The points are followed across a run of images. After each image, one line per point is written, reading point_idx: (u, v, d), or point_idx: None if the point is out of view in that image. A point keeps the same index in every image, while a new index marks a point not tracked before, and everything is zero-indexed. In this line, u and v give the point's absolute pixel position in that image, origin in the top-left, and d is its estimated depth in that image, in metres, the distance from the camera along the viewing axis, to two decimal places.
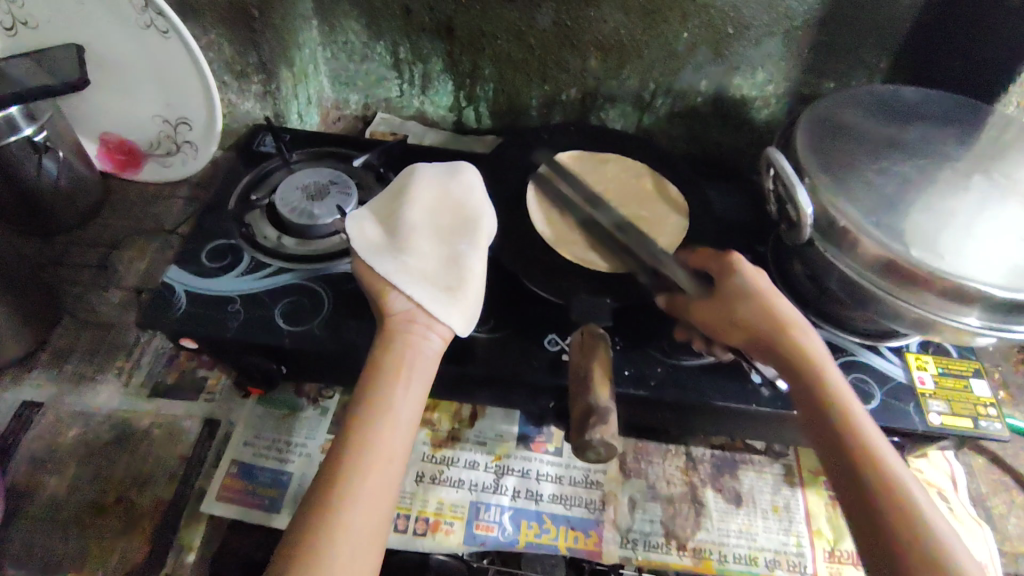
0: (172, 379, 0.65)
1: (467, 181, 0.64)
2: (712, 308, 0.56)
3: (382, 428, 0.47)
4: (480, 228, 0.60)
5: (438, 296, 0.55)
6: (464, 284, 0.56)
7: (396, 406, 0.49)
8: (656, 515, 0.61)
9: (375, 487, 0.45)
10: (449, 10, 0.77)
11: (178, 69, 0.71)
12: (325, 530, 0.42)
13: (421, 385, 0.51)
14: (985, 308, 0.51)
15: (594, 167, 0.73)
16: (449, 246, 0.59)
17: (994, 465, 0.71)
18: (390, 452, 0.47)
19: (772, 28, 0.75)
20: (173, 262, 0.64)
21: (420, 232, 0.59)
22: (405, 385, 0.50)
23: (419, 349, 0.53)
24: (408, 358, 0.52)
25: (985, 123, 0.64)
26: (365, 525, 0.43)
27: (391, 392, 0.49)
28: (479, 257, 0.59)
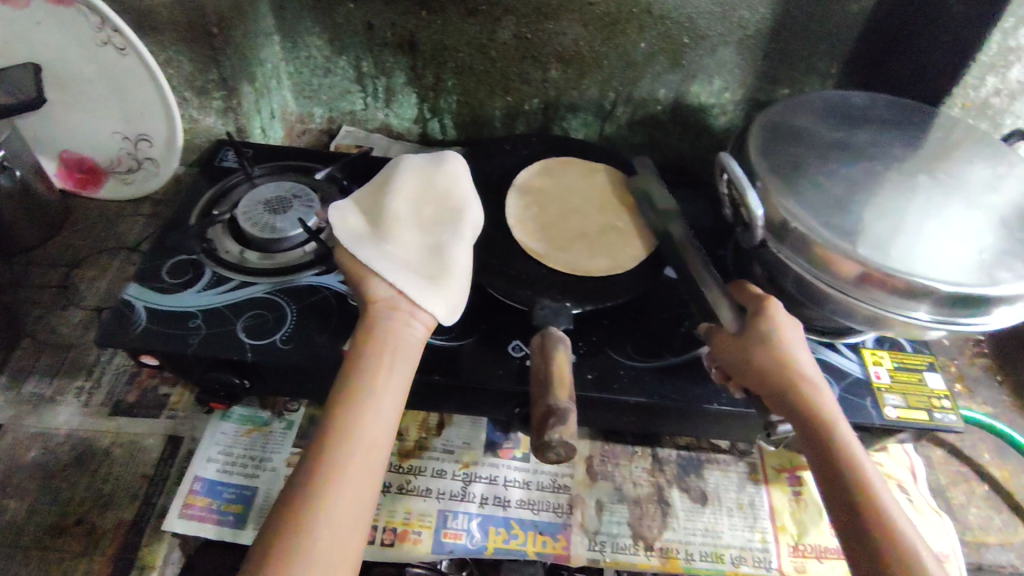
0: (133, 398, 0.64)
1: (452, 171, 0.64)
2: (738, 350, 0.55)
3: (366, 415, 0.47)
4: (464, 219, 0.61)
5: (422, 283, 0.56)
6: (447, 272, 0.57)
7: (379, 394, 0.49)
8: (624, 517, 0.61)
9: (360, 474, 0.45)
10: (411, 25, 0.78)
11: (137, 85, 0.71)
12: (308, 516, 0.42)
13: (404, 374, 0.51)
14: (930, 302, 0.53)
15: (581, 175, 0.75)
16: (433, 236, 0.60)
17: (953, 457, 0.72)
18: (374, 439, 0.47)
19: (727, 37, 0.77)
20: (134, 278, 0.63)
21: (403, 222, 0.60)
22: (388, 373, 0.50)
23: (402, 337, 0.53)
24: (391, 348, 0.52)
25: (929, 126, 0.66)
26: (348, 511, 0.43)
27: (375, 381, 0.50)
28: (462, 247, 0.59)
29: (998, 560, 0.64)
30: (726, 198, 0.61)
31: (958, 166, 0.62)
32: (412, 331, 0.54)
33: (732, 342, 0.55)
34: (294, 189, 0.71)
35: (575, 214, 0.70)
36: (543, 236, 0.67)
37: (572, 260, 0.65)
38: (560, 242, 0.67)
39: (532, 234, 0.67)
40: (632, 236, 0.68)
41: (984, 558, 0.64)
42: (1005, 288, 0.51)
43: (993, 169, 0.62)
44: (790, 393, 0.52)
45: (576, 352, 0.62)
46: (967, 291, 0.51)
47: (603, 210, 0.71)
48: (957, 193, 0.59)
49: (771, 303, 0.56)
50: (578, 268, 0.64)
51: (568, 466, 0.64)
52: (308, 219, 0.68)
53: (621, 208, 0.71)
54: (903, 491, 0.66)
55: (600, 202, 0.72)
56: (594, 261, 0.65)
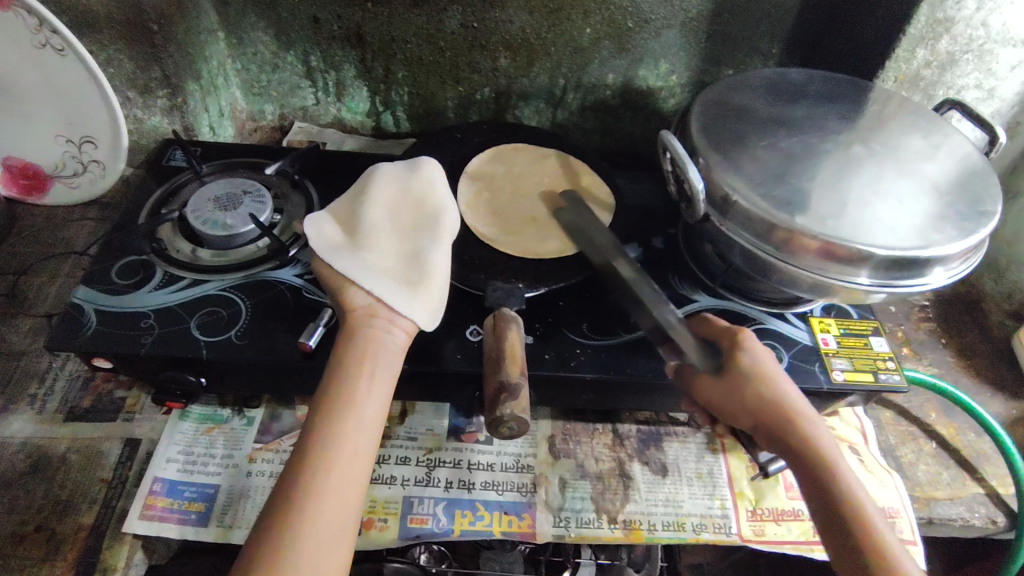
0: (88, 402, 0.63)
1: (428, 176, 0.64)
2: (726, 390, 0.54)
3: (347, 429, 0.47)
4: (442, 223, 0.61)
5: (400, 289, 0.55)
6: (425, 277, 0.57)
7: (359, 401, 0.49)
8: (587, 492, 0.63)
9: (342, 487, 0.45)
10: (357, 17, 0.78)
11: (79, 86, 0.69)
12: (290, 532, 0.42)
13: (387, 383, 0.52)
14: (866, 266, 0.55)
15: (534, 160, 0.76)
16: (410, 242, 0.60)
17: (902, 418, 0.74)
18: (357, 452, 0.47)
19: (669, 20, 0.79)
20: (82, 282, 0.62)
21: (380, 230, 0.60)
22: (369, 382, 0.50)
23: (383, 343, 0.53)
24: (374, 359, 0.52)
25: (863, 99, 0.68)
26: (332, 524, 0.44)
27: (358, 393, 0.49)
28: (439, 251, 0.59)
29: (948, 514, 0.66)
30: (670, 179, 0.62)
31: (892, 136, 0.64)
32: (395, 341, 0.54)
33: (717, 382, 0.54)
34: (244, 185, 0.70)
35: (525, 199, 0.71)
36: (494, 221, 0.68)
37: (522, 244, 0.66)
38: (511, 226, 0.68)
39: (482, 219, 0.68)
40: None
41: (935, 513, 0.66)
42: (936, 250, 0.54)
43: (926, 138, 0.64)
44: (781, 427, 0.53)
45: (532, 333, 0.62)
46: (900, 253, 0.53)
47: (554, 195, 0.72)
48: (890, 162, 0.61)
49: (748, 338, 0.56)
50: (527, 251, 0.65)
51: (531, 446, 0.65)
52: (260, 215, 0.67)
53: (572, 191, 0.73)
54: (854, 453, 0.68)
55: (552, 186, 0.73)
56: (543, 243, 0.66)
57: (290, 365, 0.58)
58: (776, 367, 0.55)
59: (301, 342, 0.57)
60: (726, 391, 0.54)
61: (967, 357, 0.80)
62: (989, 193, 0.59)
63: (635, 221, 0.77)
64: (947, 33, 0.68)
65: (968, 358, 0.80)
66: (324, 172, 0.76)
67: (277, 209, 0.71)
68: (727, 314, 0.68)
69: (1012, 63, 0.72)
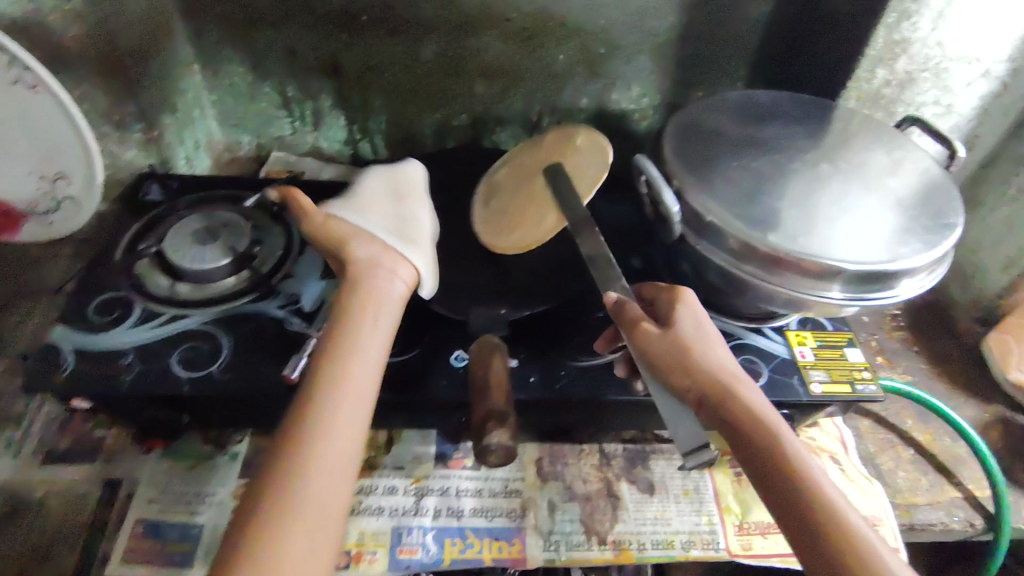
0: (66, 444, 0.62)
1: (411, 168, 0.72)
2: (661, 341, 0.49)
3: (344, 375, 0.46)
4: (424, 202, 0.68)
5: (400, 243, 0.60)
6: (422, 236, 0.62)
7: (365, 345, 0.49)
8: (576, 514, 0.63)
9: (346, 420, 0.44)
10: (333, 48, 0.79)
11: (52, 122, 0.67)
12: (295, 467, 0.40)
13: (379, 333, 0.51)
14: (837, 281, 0.56)
15: (536, 146, 0.72)
16: (401, 211, 0.65)
17: (880, 426, 0.76)
18: (354, 397, 0.45)
19: (639, 46, 0.81)
20: (58, 320, 0.62)
21: (370, 204, 0.65)
22: (372, 326, 0.51)
23: (387, 290, 0.54)
24: (366, 310, 0.52)
25: (829, 118, 0.71)
26: (333, 466, 0.41)
27: (354, 342, 0.49)
28: (428, 221, 0.65)
29: (928, 519, 0.67)
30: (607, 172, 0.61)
31: (858, 154, 0.66)
32: (396, 284, 0.56)
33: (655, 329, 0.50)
34: (223, 218, 0.70)
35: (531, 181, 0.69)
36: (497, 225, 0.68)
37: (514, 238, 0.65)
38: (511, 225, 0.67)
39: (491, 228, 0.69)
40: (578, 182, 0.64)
41: (916, 519, 0.67)
42: (903, 263, 0.55)
43: (889, 154, 0.67)
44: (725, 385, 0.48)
45: (516, 357, 0.63)
46: (869, 268, 0.55)
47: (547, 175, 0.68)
48: (854, 179, 0.63)
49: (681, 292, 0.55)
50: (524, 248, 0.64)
51: (518, 470, 0.65)
52: (239, 248, 0.67)
53: (577, 159, 0.65)
54: (835, 463, 0.69)
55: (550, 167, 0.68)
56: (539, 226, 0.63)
57: (274, 399, 0.58)
58: (704, 326, 0.52)
59: (285, 375, 0.56)
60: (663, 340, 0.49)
61: (940, 363, 0.82)
62: (950, 205, 0.61)
63: (613, 242, 0.79)
64: (905, 53, 0.71)
65: (940, 364, 0.82)
66: (303, 203, 0.76)
67: (257, 240, 0.70)
68: None
69: (967, 80, 0.76)
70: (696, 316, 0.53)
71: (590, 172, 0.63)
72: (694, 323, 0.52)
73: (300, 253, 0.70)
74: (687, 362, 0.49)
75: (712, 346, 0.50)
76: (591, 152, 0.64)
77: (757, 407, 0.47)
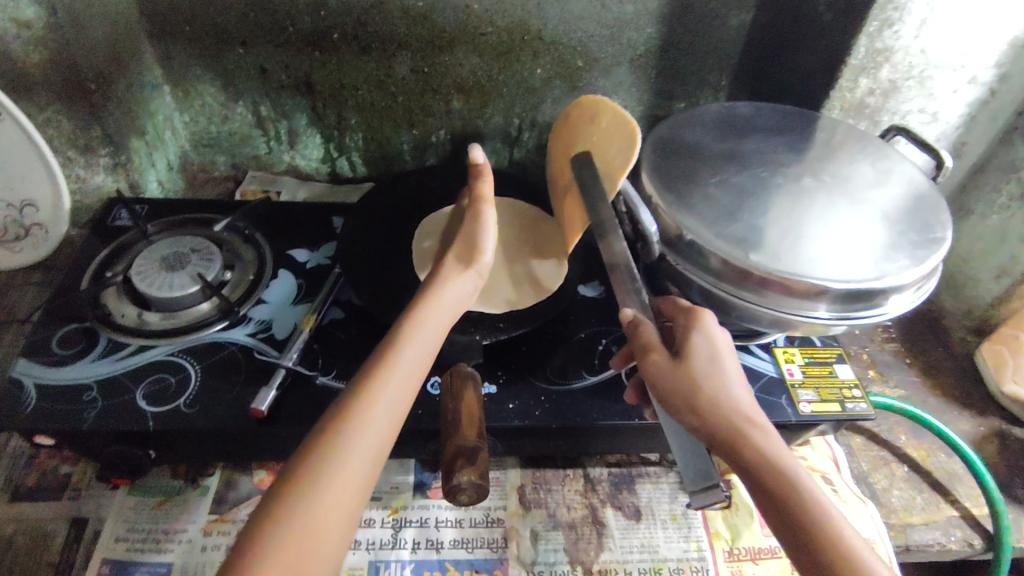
0: (32, 480, 0.60)
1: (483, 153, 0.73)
2: (672, 377, 0.47)
3: (377, 393, 0.44)
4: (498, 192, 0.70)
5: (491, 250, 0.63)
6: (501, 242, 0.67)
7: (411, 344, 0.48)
8: (560, 544, 0.61)
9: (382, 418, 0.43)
10: (306, 66, 0.78)
11: (15, 150, 0.65)
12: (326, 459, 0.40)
13: (425, 349, 0.48)
14: (823, 300, 0.55)
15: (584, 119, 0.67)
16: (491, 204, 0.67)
17: (873, 442, 0.74)
18: (387, 422, 0.43)
19: (618, 58, 0.79)
20: (21, 354, 0.60)
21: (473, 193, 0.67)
22: (422, 327, 0.49)
23: (450, 292, 0.54)
24: (419, 323, 0.50)
25: (813, 129, 0.69)
26: (354, 481, 0.40)
27: (398, 359, 0.46)
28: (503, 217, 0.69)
29: (924, 539, 0.65)
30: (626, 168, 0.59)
31: (842, 166, 0.65)
32: (456, 293, 0.54)
33: (665, 364, 0.47)
34: (192, 243, 0.68)
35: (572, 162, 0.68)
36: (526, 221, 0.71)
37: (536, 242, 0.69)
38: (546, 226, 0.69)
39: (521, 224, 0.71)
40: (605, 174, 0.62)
41: (912, 540, 0.65)
42: (890, 280, 0.54)
43: (875, 166, 0.65)
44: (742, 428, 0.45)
45: (495, 381, 0.61)
46: (856, 286, 0.53)
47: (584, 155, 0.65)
48: (838, 192, 0.61)
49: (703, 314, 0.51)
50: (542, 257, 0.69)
51: (500, 498, 0.63)
52: (208, 274, 0.65)
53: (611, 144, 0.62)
54: (827, 482, 0.67)
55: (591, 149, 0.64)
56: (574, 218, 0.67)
57: (243, 433, 0.56)
58: (729, 358, 0.49)
59: (254, 408, 0.55)
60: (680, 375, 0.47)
61: (933, 376, 0.80)
62: (938, 218, 0.60)
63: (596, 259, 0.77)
64: (888, 61, 0.70)
65: (933, 376, 0.80)
66: (277, 225, 0.75)
67: (228, 266, 0.69)
68: None
69: (953, 87, 0.74)
70: (711, 346, 0.49)
71: (615, 162, 0.61)
72: (708, 355, 0.48)
73: (272, 277, 0.69)
74: (700, 403, 0.46)
75: (732, 382, 0.47)
76: (618, 138, 0.61)
77: (771, 454, 0.44)
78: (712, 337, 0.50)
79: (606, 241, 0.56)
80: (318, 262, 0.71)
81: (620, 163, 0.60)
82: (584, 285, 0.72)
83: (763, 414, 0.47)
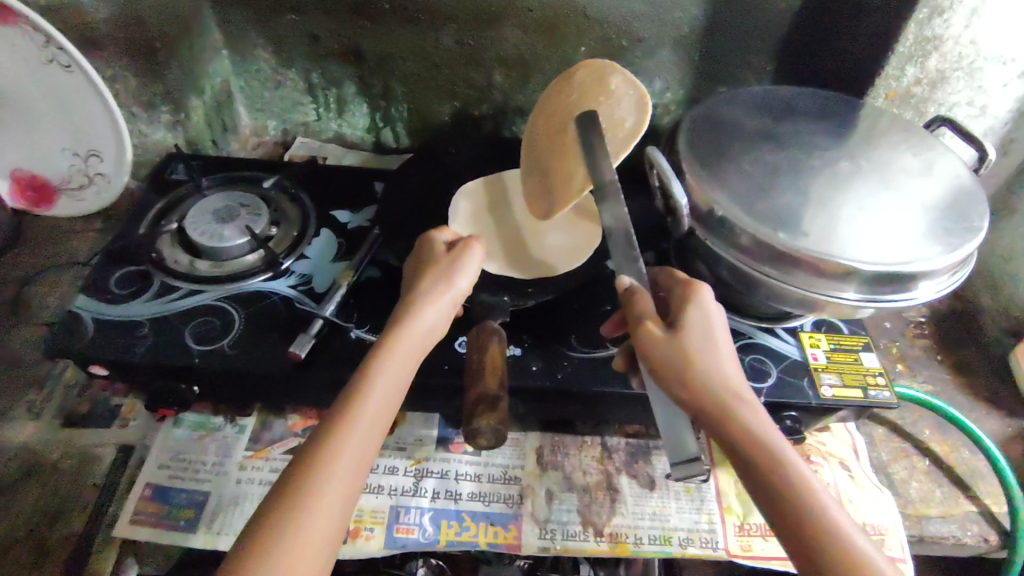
0: (84, 408, 0.64)
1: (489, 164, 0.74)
2: (666, 350, 0.48)
3: (342, 436, 0.43)
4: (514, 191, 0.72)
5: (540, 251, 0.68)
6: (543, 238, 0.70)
7: (406, 338, 0.49)
8: (574, 505, 0.63)
9: (372, 415, 0.45)
10: (356, 35, 0.81)
11: (83, 101, 0.70)
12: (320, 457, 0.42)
13: (387, 401, 0.46)
14: (851, 281, 0.55)
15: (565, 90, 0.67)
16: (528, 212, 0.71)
17: (895, 434, 0.74)
18: (364, 444, 0.44)
19: (662, 38, 0.80)
20: (81, 290, 0.64)
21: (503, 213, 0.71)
22: (413, 322, 0.50)
23: (436, 301, 0.52)
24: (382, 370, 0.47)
25: (854, 116, 0.69)
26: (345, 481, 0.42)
27: (359, 411, 0.45)
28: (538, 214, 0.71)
29: (939, 531, 0.65)
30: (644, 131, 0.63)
31: (881, 153, 0.64)
32: (425, 327, 0.51)
33: (660, 334, 0.48)
34: (242, 199, 0.72)
35: (558, 131, 0.67)
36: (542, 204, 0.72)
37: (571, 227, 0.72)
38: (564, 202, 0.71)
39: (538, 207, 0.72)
40: (612, 136, 0.65)
41: (926, 531, 0.65)
42: (920, 265, 0.54)
43: (915, 154, 0.65)
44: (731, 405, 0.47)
45: (520, 344, 0.63)
46: (884, 268, 0.53)
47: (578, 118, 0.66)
48: (874, 178, 0.61)
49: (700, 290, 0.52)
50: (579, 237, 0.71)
51: (518, 458, 0.66)
52: (256, 227, 0.69)
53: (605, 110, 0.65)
54: (844, 468, 0.67)
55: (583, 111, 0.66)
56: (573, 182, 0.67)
57: (280, 375, 0.59)
58: (721, 338, 0.50)
59: (293, 352, 0.58)
60: (673, 354, 0.48)
61: (964, 374, 0.79)
62: (975, 209, 0.60)
63: None
64: (937, 51, 0.69)
65: (964, 374, 0.79)
66: (321, 186, 0.78)
67: (274, 221, 0.72)
68: None
69: (1004, 80, 0.73)
70: (708, 324, 0.50)
71: (625, 126, 0.65)
72: (704, 330, 0.50)
73: (315, 235, 0.72)
74: (694, 382, 0.47)
75: (723, 362, 0.48)
76: (625, 101, 0.64)
77: (760, 429, 0.45)
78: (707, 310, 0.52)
79: (608, 208, 0.56)
80: (359, 223, 0.74)
81: (634, 126, 0.64)
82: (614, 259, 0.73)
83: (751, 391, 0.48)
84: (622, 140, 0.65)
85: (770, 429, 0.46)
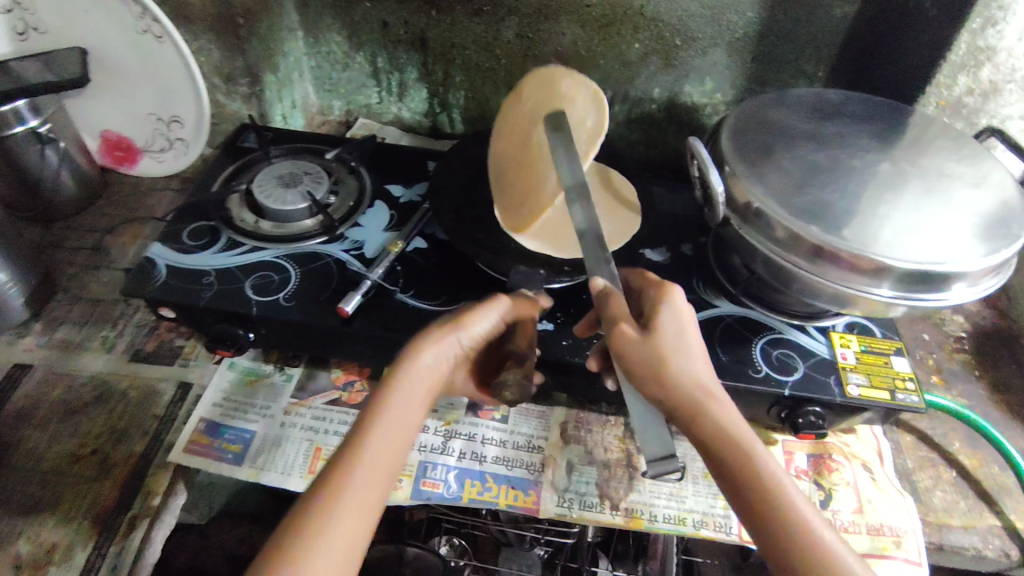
0: (150, 347, 0.71)
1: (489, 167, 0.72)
2: (644, 351, 0.48)
3: (348, 472, 0.44)
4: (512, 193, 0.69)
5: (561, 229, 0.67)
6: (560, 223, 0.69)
7: (412, 366, 0.50)
8: (592, 478, 0.65)
9: (378, 447, 0.45)
10: (422, 23, 0.85)
11: (171, 70, 0.76)
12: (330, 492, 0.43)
13: (389, 436, 0.46)
14: (885, 278, 0.56)
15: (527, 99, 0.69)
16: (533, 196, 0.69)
17: (923, 443, 0.73)
18: (371, 479, 0.44)
19: (716, 39, 0.82)
20: (157, 239, 0.70)
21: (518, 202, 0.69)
22: (422, 355, 0.51)
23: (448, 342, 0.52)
24: (382, 410, 0.47)
25: (901, 123, 0.69)
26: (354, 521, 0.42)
27: (365, 448, 0.45)
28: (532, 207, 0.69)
29: (960, 542, 0.65)
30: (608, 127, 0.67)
31: (925, 158, 0.65)
32: (427, 362, 0.50)
33: (637, 336, 0.48)
34: (306, 168, 0.77)
35: (523, 139, 0.70)
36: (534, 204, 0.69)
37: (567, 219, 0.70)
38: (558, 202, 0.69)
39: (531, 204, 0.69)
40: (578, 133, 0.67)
41: (947, 539, 0.65)
42: (956, 266, 0.54)
43: (961, 162, 0.65)
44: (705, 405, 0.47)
45: (552, 320, 0.66)
46: (919, 267, 0.54)
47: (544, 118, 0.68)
48: (915, 181, 0.62)
49: (674, 291, 0.53)
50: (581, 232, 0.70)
51: (543, 429, 0.69)
52: (316, 194, 0.74)
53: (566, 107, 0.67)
54: (866, 470, 0.68)
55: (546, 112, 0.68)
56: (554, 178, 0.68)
57: (327, 328, 0.63)
58: (694, 338, 0.50)
59: (340, 307, 0.63)
60: (649, 356, 0.48)
61: (1001, 392, 0.78)
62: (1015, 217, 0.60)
63: (665, 229, 0.80)
64: (990, 61, 0.69)
65: (1002, 392, 0.78)
66: (378, 163, 0.83)
67: (333, 191, 0.77)
68: (748, 322, 0.70)
69: None
70: (680, 321, 0.51)
71: (588, 123, 0.67)
72: (678, 334, 0.50)
73: (369, 206, 0.77)
74: (669, 383, 0.47)
75: (696, 363, 0.49)
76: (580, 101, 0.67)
77: (731, 427, 0.46)
78: (677, 308, 0.52)
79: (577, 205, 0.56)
80: (410, 198, 0.79)
81: (596, 123, 0.67)
82: (652, 250, 0.78)
83: (722, 388, 0.49)
84: (589, 138, 0.67)
85: (743, 430, 0.46)
